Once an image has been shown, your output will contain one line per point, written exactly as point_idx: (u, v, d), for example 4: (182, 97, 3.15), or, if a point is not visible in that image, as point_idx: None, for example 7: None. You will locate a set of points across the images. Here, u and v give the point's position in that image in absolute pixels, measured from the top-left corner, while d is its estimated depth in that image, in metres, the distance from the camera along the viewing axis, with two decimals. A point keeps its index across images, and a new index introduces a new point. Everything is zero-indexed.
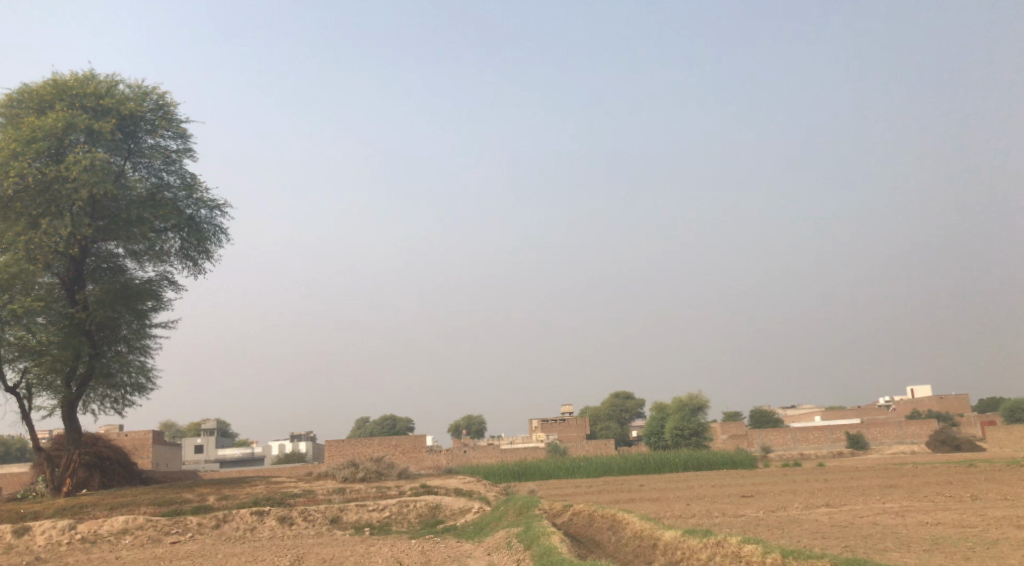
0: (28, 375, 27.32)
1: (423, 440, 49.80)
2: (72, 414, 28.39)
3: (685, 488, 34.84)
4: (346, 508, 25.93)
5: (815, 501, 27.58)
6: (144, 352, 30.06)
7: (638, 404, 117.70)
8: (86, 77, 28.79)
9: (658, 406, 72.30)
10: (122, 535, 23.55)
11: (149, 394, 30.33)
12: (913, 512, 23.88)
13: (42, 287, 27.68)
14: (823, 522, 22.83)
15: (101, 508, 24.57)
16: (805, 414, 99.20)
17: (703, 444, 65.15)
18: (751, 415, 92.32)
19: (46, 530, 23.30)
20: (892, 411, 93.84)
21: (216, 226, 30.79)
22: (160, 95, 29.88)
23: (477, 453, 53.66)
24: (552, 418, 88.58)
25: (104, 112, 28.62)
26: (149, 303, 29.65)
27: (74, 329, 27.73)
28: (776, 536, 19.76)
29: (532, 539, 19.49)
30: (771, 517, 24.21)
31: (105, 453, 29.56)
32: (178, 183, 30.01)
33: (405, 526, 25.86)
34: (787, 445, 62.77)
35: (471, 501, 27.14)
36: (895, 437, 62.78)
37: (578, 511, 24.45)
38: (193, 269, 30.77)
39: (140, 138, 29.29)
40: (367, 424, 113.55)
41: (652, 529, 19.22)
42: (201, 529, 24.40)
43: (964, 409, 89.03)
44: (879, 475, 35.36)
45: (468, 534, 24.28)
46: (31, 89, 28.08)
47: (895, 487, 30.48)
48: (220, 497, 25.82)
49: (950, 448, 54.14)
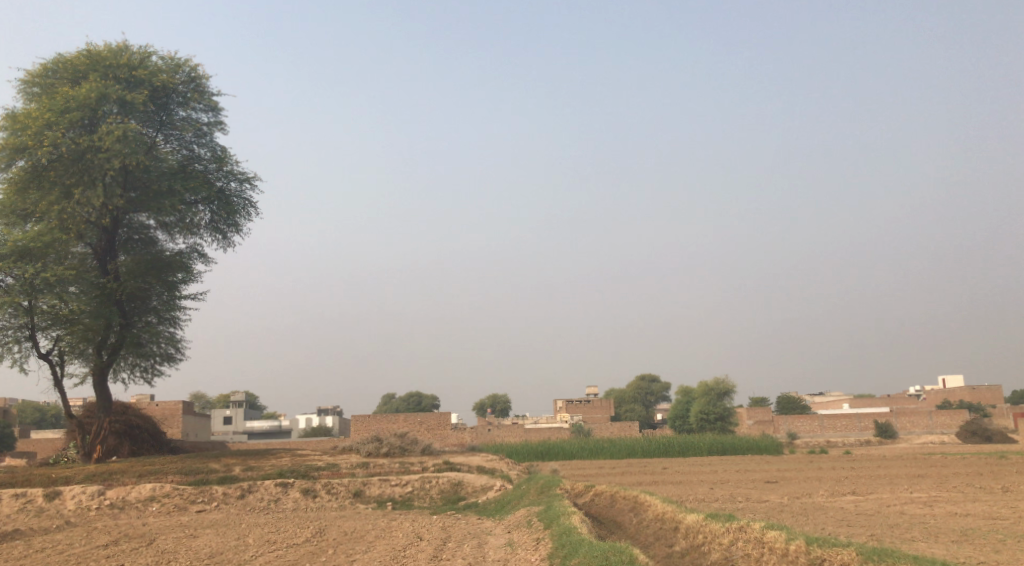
0: (61, 343, 27.67)
1: (448, 417, 49.97)
2: (103, 382, 28.74)
3: (709, 472, 34.65)
4: (369, 482, 26.07)
5: (840, 489, 27.28)
6: (174, 323, 30.37)
7: (664, 387, 117.42)
8: (120, 48, 28.90)
9: (684, 389, 72.03)
10: (149, 503, 23.87)
11: (178, 364, 30.68)
12: (941, 502, 23.51)
13: (75, 257, 27.98)
14: (849, 510, 22.56)
15: (129, 475, 24.87)
16: (833, 402, 98.30)
17: (728, 429, 64.81)
18: (778, 401, 91.72)
19: (76, 495, 23.64)
20: (922, 401, 92.66)
21: (245, 200, 30.89)
22: (192, 67, 29.90)
23: (502, 432, 53.76)
24: (577, 399, 88.64)
25: (137, 83, 28.70)
26: (179, 275, 29.85)
27: (106, 298, 28.01)
28: (800, 523, 19.55)
29: (552, 519, 19.41)
30: (795, 504, 23.97)
31: (135, 422, 29.87)
32: (209, 156, 30.09)
33: (427, 501, 25.96)
34: (814, 433, 62.21)
35: (493, 479, 27.16)
36: (924, 427, 62.01)
37: (600, 492, 24.39)
38: (222, 242, 30.93)
39: (171, 110, 29.43)
40: (393, 401, 114.37)
41: (674, 512, 19.04)
42: (226, 498, 24.63)
43: (996, 400, 87.75)
44: (909, 465, 34.89)
45: (490, 511, 24.30)
46: (65, 59, 28.22)
47: (924, 477, 30.07)
48: (246, 468, 26.06)
49: (981, 439, 53.36)
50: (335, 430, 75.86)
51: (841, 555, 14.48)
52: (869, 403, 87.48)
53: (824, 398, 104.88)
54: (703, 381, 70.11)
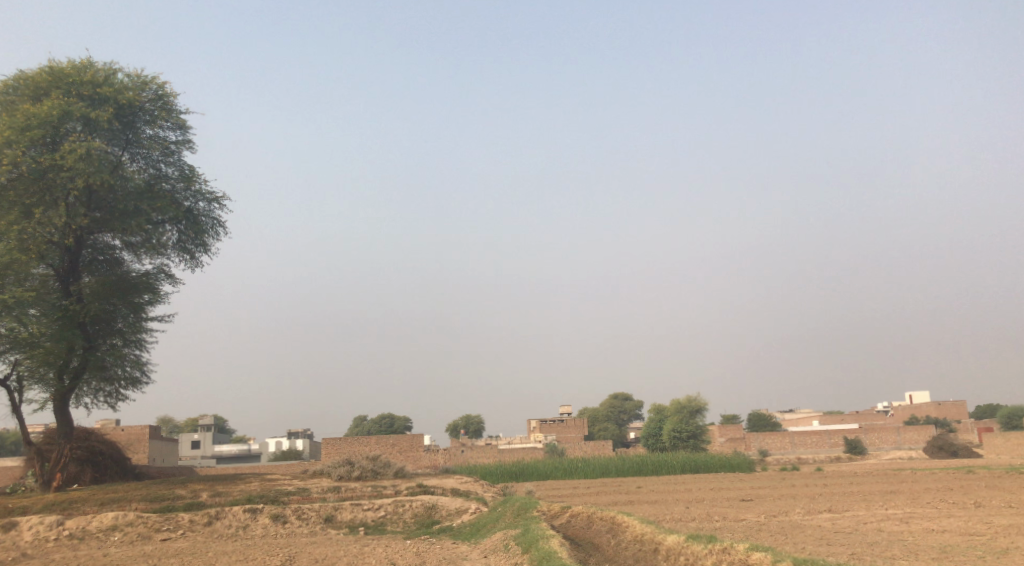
0: (20, 368, 26.77)
1: (421, 439, 49.30)
2: (64, 408, 27.91)
3: (683, 490, 34.39)
4: (341, 507, 25.48)
5: (817, 507, 27.11)
6: (140, 345, 29.69)
7: (637, 405, 117.46)
8: (84, 65, 28.33)
9: (656, 408, 71.96)
10: (111, 532, 23.09)
11: (144, 388, 29.95)
12: (918, 519, 23.42)
13: (36, 278, 27.18)
14: (827, 528, 22.38)
15: (91, 504, 24.07)
16: (803, 419, 98.73)
17: (700, 447, 64.70)
18: (749, 419, 91.93)
19: (33, 525, 22.82)
20: (889, 417, 93.29)
21: (214, 219, 30.36)
22: (160, 85, 29.39)
23: (474, 453, 53.21)
24: (550, 419, 88.26)
25: (102, 100, 28.11)
26: (145, 296, 29.20)
27: (68, 321, 27.25)
28: (779, 543, 19.28)
29: (530, 542, 18.98)
30: (772, 522, 23.76)
31: (99, 448, 29.07)
32: (177, 175, 29.57)
33: (401, 526, 25.40)
34: (785, 450, 62.30)
35: (468, 502, 26.68)
36: (893, 443, 62.35)
37: (576, 513, 24.01)
38: (190, 262, 30.34)
39: (138, 128, 28.85)
40: (364, 423, 113.01)
41: (653, 533, 18.75)
42: (192, 526, 23.93)
43: (962, 415, 88.68)
44: (880, 481, 34.89)
45: (465, 535, 23.83)
46: (27, 76, 27.60)
47: (896, 494, 30.05)
48: (213, 494, 25.36)
49: (948, 454, 53.68)
50: (306, 453, 74.75)
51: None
52: (837, 419, 87.80)
53: (794, 415, 105.37)
54: (675, 399, 70.04)
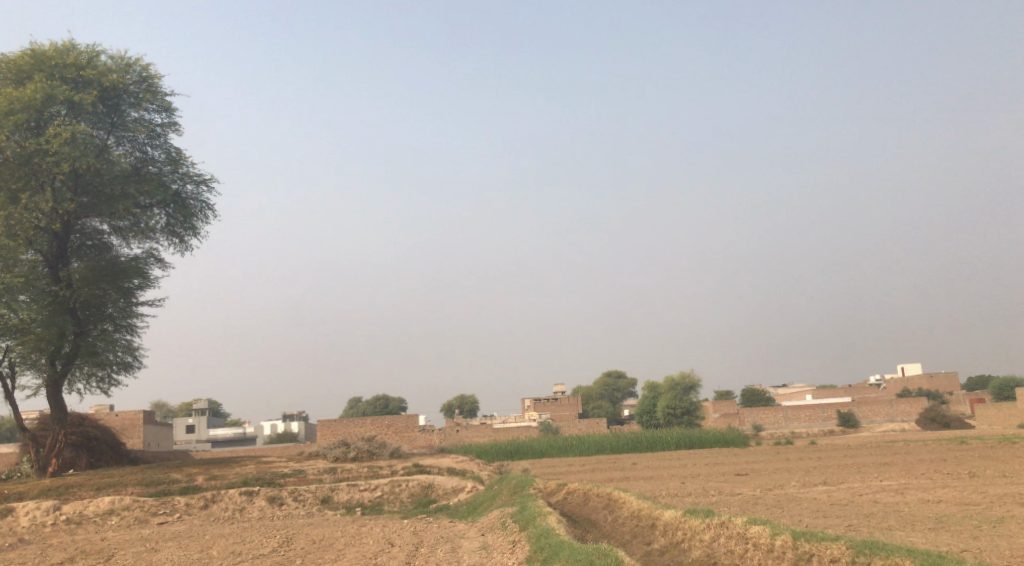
0: (11, 355, 26.57)
1: (416, 420, 49.30)
2: (57, 394, 27.77)
3: (678, 466, 34.52)
4: (337, 488, 25.47)
5: (812, 480, 27.21)
6: (131, 330, 29.51)
7: (630, 383, 117.79)
8: (66, 48, 27.93)
9: (650, 385, 72.16)
10: (108, 517, 23.02)
11: (136, 373, 29.81)
12: (913, 490, 23.51)
13: (25, 265, 26.93)
14: (822, 500, 22.45)
15: (87, 489, 23.99)
16: (796, 393, 99.16)
17: (694, 423, 64.95)
18: (742, 394, 92.28)
19: (30, 511, 22.75)
20: (881, 390, 93.72)
21: (202, 202, 30.11)
22: (143, 67, 29.02)
23: (470, 432, 53.27)
24: (544, 398, 88.43)
25: (85, 83, 27.73)
26: (135, 281, 28.98)
27: (58, 307, 27.04)
28: (775, 516, 19.33)
29: (527, 520, 18.96)
30: (768, 496, 23.82)
31: (93, 434, 28.88)
32: (163, 158, 29.29)
33: (397, 505, 25.41)
34: (778, 424, 62.56)
35: (463, 481, 26.70)
36: (885, 415, 62.66)
37: (573, 490, 24.04)
38: (179, 246, 30.12)
39: (123, 111, 28.50)
40: (358, 405, 113.11)
41: (650, 509, 18.74)
42: (189, 509, 23.88)
43: (953, 387, 89.17)
44: (874, 453, 35.05)
45: (461, 513, 23.84)
46: (8, 60, 27.19)
47: (891, 465, 30.17)
48: (209, 477, 25.31)
49: (940, 426, 53.93)
50: (301, 436, 74.81)
51: (830, 549, 14.22)
52: (831, 393, 88.13)
53: (788, 390, 105.79)
54: (669, 376, 70.19)
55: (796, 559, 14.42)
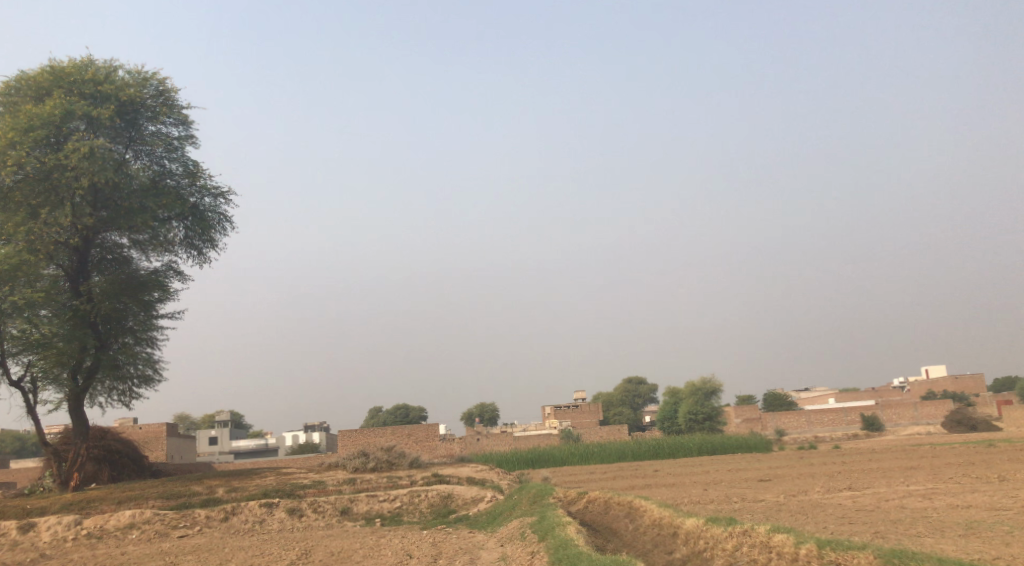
0: (33, 369, 26.70)
1: (436, 429, 49.18)
2: (79, 408, 27.87)
3: (700, 473, 34.18)
4: (357, 499, 25.36)
5: (836, 485, 26.80)
6: (151, 343, 29.60)
7: (651, 389, 117.17)
8: (84, 64, 28.11)
9: (671, 390, 71.71)
10: (129, 530, 23.02)
11: (157, 386, 29.88)
12: (941, 495, 23.08)
13: (46, 279, 27.09)
14: (848, 506, 22.10)
15: (108, 503, 24.01)
16: (819, 397, 98.20)
17: (717, 428, 64.40)
18: (764, 399, 91.47)
19: (51, 526, 22.81)
20: (906, 392, 92.70)
21: (220, 214, 30.19)
22: (160, 81, 29.17)
23: (490, 441, 53.07)
24: (564, 405, 88.08)
25: (103, 98, 27.88)
26: (155, 294, 29.05)
27: (80, 321, 27.15)
28: (799, 523, 19.04)
29: (547, 530, 18.75)
30: (791, 502, 23.47)
31: (115, 447, 29.07)
32: (181, 171, 29.35)
33: (417, 516, 25.25)
34: (801, 429, 61.90)
35: (483, 490, 26.53)
36: (910, 418, 61.84)
37: (593, 498, 23.78)
38: (197, 258, 30.20)
39: (141, 126, 28.65)
40: (379, 415, 113.20)
41: (671, 517, 18.47)
42: (209, 522, 23.84)
43: (979, 389, 87.90)
44: (899, 457, 34.54)
45: (481, 524, 23.66)
46: (28, 77, 27.41)
47: (917, 469, 29.69)
48: (229, 489, 25.28)
49: (967, 429, 53.15)
50: (323, 446, 74.91)
51: (857, 558, 13.92)
52: (855, 396, 87.14)
53: (810, 394, 104.81)
54: (690, 382, 69.70)
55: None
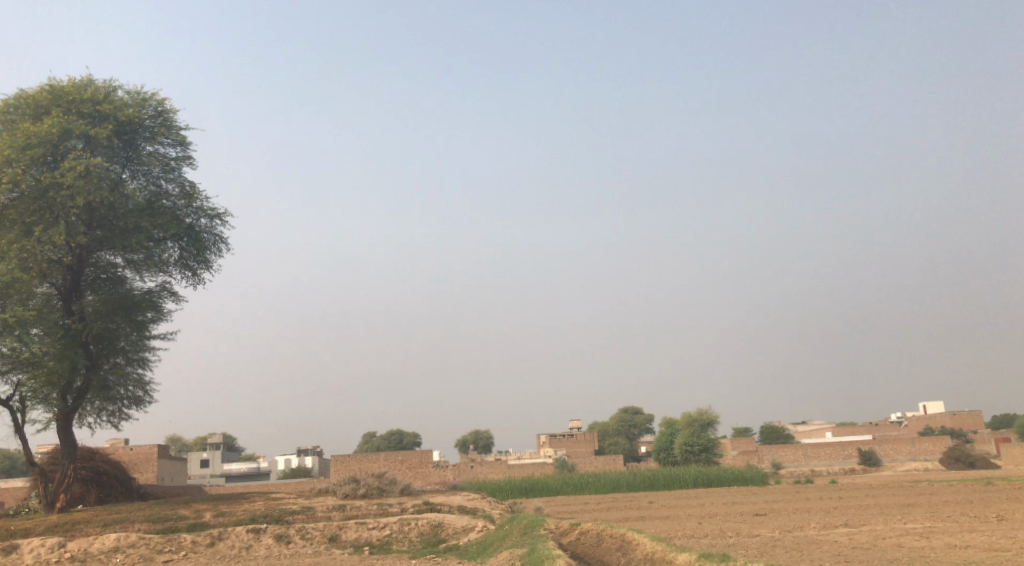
0: (23, 388, 26.39)
1: (430, 455, 48.74)
2: (67, 428, 27.50)
3: (695, 505, 33.75)
4: (345, 526, 24.92)
5: (833, 521, 26.43)
6: (143, 364, 29.27)
7: (647, 419, 116.60)
8: (83, 83, 28.04)
9: (667, 421, 71.29)
10: (113, 554, 22.58)
11: (148, 408, 29.52)
12: (939, 534, 22.72)
13: (39, 298, 26.86)
14: (844, 543, 21.74)
15: (93, 525, 23.59)
16: (816, 430, 97.63)
17: (713, 460, 63.92)
18: (761, 431, 90.92)
19: (34, 548, 22.38)
20: (904, 427, 92.24)
21: (216, 235, 30.02)
22: (159, 101, 29.12)
23: (484, 468, 52.60)
24: (559, 434, 87.51)
25: (102, 118, 27.80)
26: (148, 314, 28.75)
27: (71, 341, 26.86)
28: (795, 560, 18.71)
29: (537, 562, 18.38)
30: (787, 538, 23.11)
31: (103, 468, 28.65)
32: (178, 191, 29.19)
33: (406, 545, 24.81)
34: (798, 462, 61.44)
35: (474, 520, 26.12)
36: (907, 454, 61.36)
37: (586, 530, 23.39)
38: (192, 279, 29.95)
39: (139, 146, 28.54)
40: (373, 441, 112.36)
41: (665, 552, 18.10)
42: (195, 547, 23.38)
43: (977, 426, 87.43)
44: (897, 493, 34.14)
45: (471, 554, 23.25)
46: (27, 95, 27.33)
47: (915, 507, 29.31)
48: (217, 514, 24.86)
49: (965, 465, 52.73)
50: (316, 470, 74.41)
51: None
52: (852, 431, 86.59)
53: (807, 427, 104.27)
54: (686, 413, 69.22)
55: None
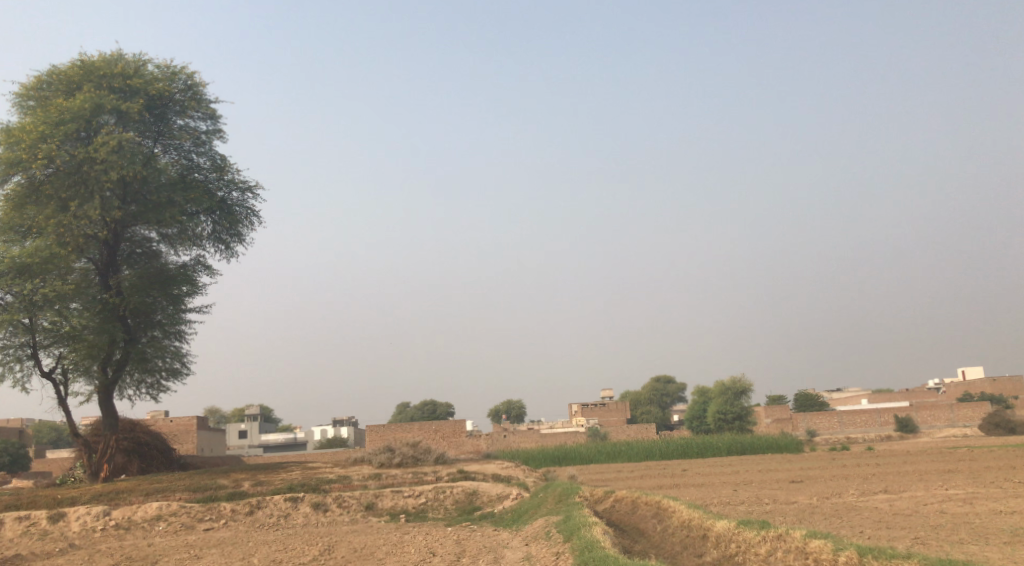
0: (64, 361, 26.78)
1: (463, 425, 48.98)
2: (108, 400, 27.91)
3: (729, 472, 33.59)
4: (381, 495, 25.15)
5: (872, 488, 26.14)
6: (179, 337, 29.57)
7: (680, 388, 116.28)
8: (113, 58, 28.11)
9: (700, 389, 71.02)
10: (156, 522, 22.97)
11: (185, 379, 29.88)
12: (981, 500, 22.37)
13: (77, 273, 27.16)
14: (884, 510, 21.47)
15: (136, 494, 23.97)
16: (851, 397, 96.79)
17: (747, 428, 63.64)
18: (795, 399, 90.32)
19: (80, 516, 22.76)
20: (942, 393, 91.02)
21: (248, 209, 30.14)
22: (189, 75, 29.14)
23: (517, 437, 52.76)
24: (592, 403, 87.57)
25: (133, 93, 27.88)
26: (184, 288, 29.01)
27: (109, 315, 27.17)
28: (835, 527, 18.53)
29: (573, 530, 18.34)
30: (825, 505, 22.90)
31: (144, 439, 29.06)
32: (209, 165, 29.30)
33: (442, 513, 25.01)
34: (833, 430, 60.92)
35: (509, 487, 26.21)
36: (946, 420, 60.58)
37: (621, 497, 23.35)
38: (225, 252, 30.12)
39: (169, 120, 28.63)
40: (406, 411, 113.34)
41: (701, 518, 17.97)
42: (234, 515, 23.70)
43: (1017, 391, 86.12)
44: (936, 459, 33.72)
45: (506, 522, 23.34)
46: (59, 71, 27.43)
47: (955, 473, 28.92)
48: (255, 483, 25.15)
49: (1005, 431, 51.97)
50: (351, 440, 75.19)
51: None
52: (889, 397, 85.60)
53: (842, 394, 103.40)
54: (720, 381, 68.84)
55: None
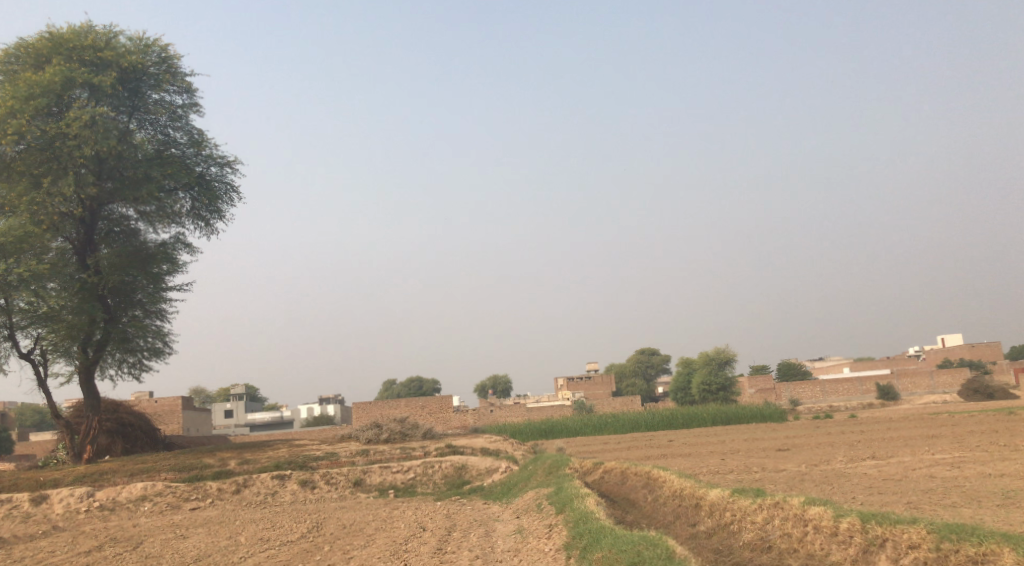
0: (42, 342, 26.26)
1: (450, 400, 48.78)
2: (89, 380, 27.42)
3: (716, 442, 33.59)
4: (369, 471, 24.90)
5: (859, 454, 26.16)
6: (160, 316, 29.08)
7: (665, 359, 116.61)
8: (83, 30, 27.33)
9: (685, 359, 71.14)
10: (141, 502, 22.63)
11: (168, 359, 29.43)
12: (968, 464, 22.40)
13: (53, 252, 26.58)
14: (874, 475, 21.45)
15: (121, 475, 23.61)
16: (833, 366, 97.37)
17: (731, 399, 63.84)
18: (779, 368, 90.65)
19: (64, 498, 22.38)
20: (923, 361, 91.43)
21: (227, 184, 29.58)
22: (162, 47, 28.41)
23: (504, 412, 52.66)
24: (578, 377, 87.59)
25: (104, 65, 27.14)
26: (164, 266, 28.53)
27: (88, 294, 26.63)
28: (827, 493, 18.45)
29: (565, 502, 18.12)
30: (815, 471, 22.92)
31: (128, 419, 28.62)
32: (186, 140, 28.72)
33: (430, 487, 24.84)
34: (816, 399, 61.26)
35: (498, 461, 26.04)
36: (926, 387, 61.01)
37: (610, 469, 23.21)
38: (205, 229, 29.57)
39: (144, 94, 27.94)
40: (393, 388, 112.94)
41: (694, 488, 17.83)
42: (221, 494, 23.42)
43: (996, 357, 86.86)
44: (919, 425, 33.88)
45: (496, 495, 23.18)
46: (27, 44, 26.65)
47: (939, 438, 29.04)
48: (241, 462, 24.84)
49: (984, 397, 52.36)
50: (338, 418, 74.78)
51: (907, 533, 13.08)
52: (869, 366, 86.07)
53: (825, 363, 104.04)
54: (704, 352, 68.93)
55: (866, 543, 13.35)
